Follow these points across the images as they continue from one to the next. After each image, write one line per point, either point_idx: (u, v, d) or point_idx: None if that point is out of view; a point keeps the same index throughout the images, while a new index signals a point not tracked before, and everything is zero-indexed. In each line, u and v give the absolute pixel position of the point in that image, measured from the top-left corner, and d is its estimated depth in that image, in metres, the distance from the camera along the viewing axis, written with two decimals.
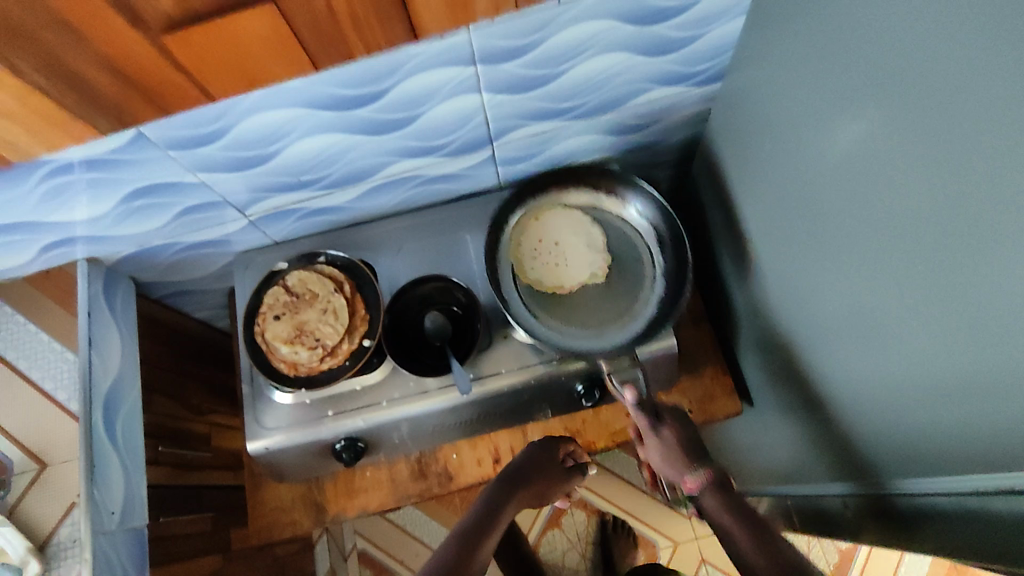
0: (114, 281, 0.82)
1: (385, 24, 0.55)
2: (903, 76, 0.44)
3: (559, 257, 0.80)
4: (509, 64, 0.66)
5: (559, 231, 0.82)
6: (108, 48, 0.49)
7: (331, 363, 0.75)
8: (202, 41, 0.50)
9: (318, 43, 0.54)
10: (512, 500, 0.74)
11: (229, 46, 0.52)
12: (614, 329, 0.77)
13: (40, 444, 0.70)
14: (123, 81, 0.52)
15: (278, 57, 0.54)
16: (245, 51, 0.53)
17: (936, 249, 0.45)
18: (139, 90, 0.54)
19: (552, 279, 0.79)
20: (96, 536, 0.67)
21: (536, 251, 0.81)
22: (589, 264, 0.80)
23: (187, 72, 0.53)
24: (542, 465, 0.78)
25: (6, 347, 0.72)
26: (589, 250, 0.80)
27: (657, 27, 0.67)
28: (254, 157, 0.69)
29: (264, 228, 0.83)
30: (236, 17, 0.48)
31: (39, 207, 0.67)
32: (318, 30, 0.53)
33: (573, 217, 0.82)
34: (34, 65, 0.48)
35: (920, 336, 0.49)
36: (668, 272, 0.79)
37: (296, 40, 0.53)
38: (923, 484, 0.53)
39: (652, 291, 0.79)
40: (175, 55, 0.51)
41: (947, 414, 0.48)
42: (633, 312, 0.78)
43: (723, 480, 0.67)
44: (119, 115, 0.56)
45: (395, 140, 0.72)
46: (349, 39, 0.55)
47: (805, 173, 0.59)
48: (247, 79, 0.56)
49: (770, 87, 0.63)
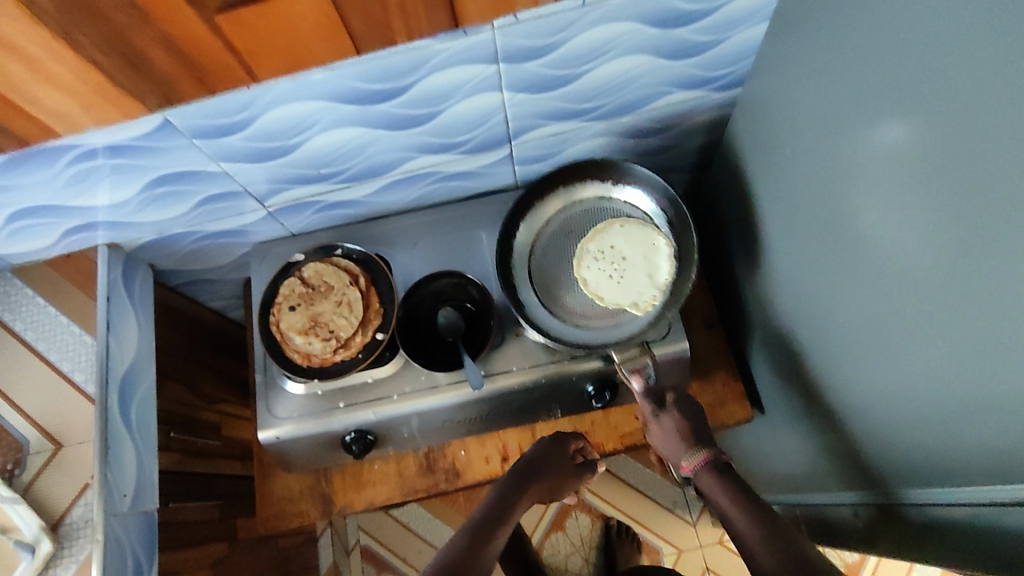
0: (132, 267, 0.83)
1: (428, 12, 0.57)
2: (925, 85, 0.44)
3: (619, 273, 0.77)
4: (531, 63, 0.66)
5: (629, 245, 0.78)
6: (167, 25, 0.52)
7: (343, 355, 0.75)
8: (255, 22, 0.53)
9: (364, 28, 0.57)
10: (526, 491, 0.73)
11: (280, 27, 0.54)
12: (630, 317, 0.76)
13: (55, 425, 0.71)
14: (177, 59, 0.55)
15: (327, 39, 0.57)
16: (294, 32, 0.55)
17: (954, 258, 0.45)
18: (193, 68, 0.57)
19: (604, 287, 0.77)
20: (108, 518, 0.68)
21: (597, 254, 0.78)
22: (642, 293, 0.76)
23: (238, 52, 0.56)
24: (555, 462, 0.79)
25: (27, 328, 0.74)
26: (649, 281, 0.76)
27: (678, 31, 0.67)
28: (276, 149, 0.70)
29: (281, 220, 0.84)
30: None
31: (63, 190, 0.69)
32: (366, 16, 0.56)
33: (649, 235, 0.78)
34: (97, 39, 0.52)
35: (935, 344, 0.49)
36: (681, 249, 0.77)
37: (343, 24, 0.56)
38: (938, 495, 0.53)
39: (665, 276, 0.77)
40: (228, 36, 0.54)
41: (962, 424, 0.48)
42: (647, 297, 0.76)
43: (722, 462, 0.69)
44: (168, 94, 0.59)
45: (415, 135, 0.73)
46: (394, 25, 0.57)
47: (823, 180, 0.59)
48: (293, 61, 0.59)
49: (789, 94, 0.63)
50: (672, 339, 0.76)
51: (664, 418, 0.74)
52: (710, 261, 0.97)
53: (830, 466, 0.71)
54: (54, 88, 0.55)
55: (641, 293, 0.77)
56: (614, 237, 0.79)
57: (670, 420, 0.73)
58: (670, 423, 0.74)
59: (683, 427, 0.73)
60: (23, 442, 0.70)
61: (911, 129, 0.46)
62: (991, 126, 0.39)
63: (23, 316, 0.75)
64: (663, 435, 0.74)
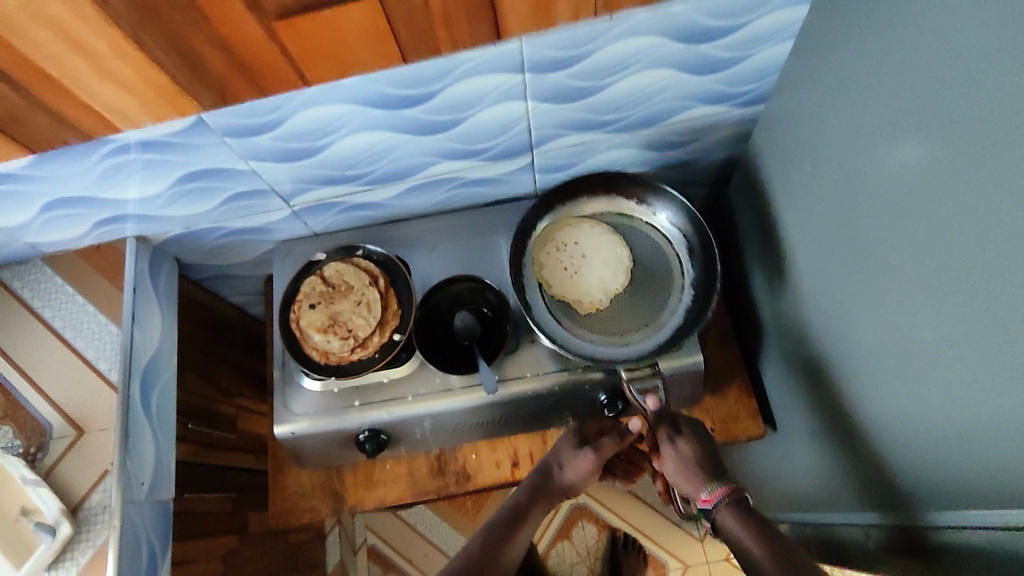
0: (159, 260, 0.85)
1: (473, 22, 0.58)
2: (951, 108, 0.44)
3: (574, 268, 0.79)
4: (558, 74, 0.67)
5: (591, 244, 0.80)
6: (224, 29, 0.53)
7: (361, 355, 0.76)
8: (307, 28, 0.54)
9: (411, 36, 0.58)
10: (542, 505, 0.71)
11: (331, 35, 0.56)
12: (639, 338, 0.76)
13: (78, 412, 0.73)
14: (232, 59, 0.56)
15: (373, 46, 0.58)
16: (343, 40, 0.57)
17: (977, 281, 0.45)
18: (245, 71, 0.58)
19: (553, 275, 0.79)
20: (126, 505, 0.69)
21: (560, 244, 0.81)
22: (589, 293, 0.78)
23: (291, 57, 0.58)
24: (579, 479, 0.75)
25: (55, 316, 0.77)
26: (599, 284, 0.78)
27: (705, 46, 0.68)
28: (304, 150, 0.71)
29: (305, 219, 0.85)
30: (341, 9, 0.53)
31: (96, 183, 0.71)
32: (414, 26, 0.57)
33: (614, 244, 0.80)
34: (157, 40, 0.53)
35: (955, 367, 0.48)
36: (698, 288, 0.78)
37: (392, 34, 0.57)
38: (955, 519, 0.52)
39: (680, 303, 0.78)
40: (282, 41, 0.55)
41: (980, 448, 0.48)
42: (658, 324, 0.77)
43: (741, 496, 0.63)
44: (223, 94, 0.61)
45: (440, 141, 0.74)
46: (439, 37, 0.59)
47: (845, 199, 0.59)
48: (340, 65, 0.60)
49: (813, 111, 0.63)
50: (688, 351, 0.76)
51: (680, 443, 0.70)
52: (727, 275, 0.97)
53: (845, 486, 0.71)
54: (94, 85, 0.57)
55: (651, 312, 0.77)
56: (581, 236, 0.81)
57: (686, 448, 0.69)
58: (685, 449, 0.70)
59: (698, 456, 0.69)
60: (47, 426, 0.72)
61: (935, 152, 0.46)
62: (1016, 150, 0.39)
63: (52, 302, 0.78)
64: (674, 465, 0.69)
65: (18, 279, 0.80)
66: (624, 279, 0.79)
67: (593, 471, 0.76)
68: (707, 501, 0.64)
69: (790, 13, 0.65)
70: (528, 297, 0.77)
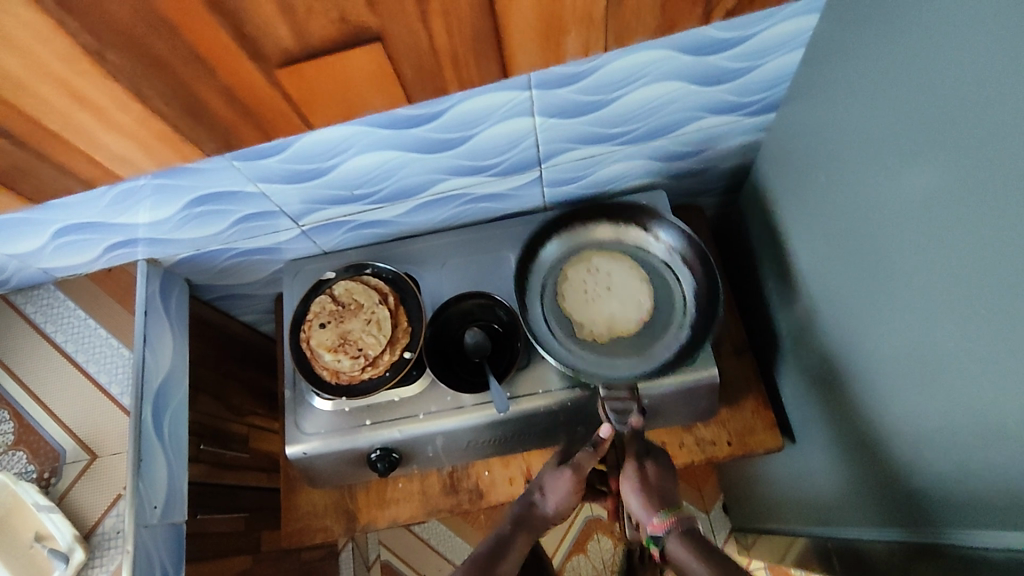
0: (169, 282, 0.85)
1: (481, 63, 0.59)
2: (968, 116, 0.43)
3: (593, 295, 0.79)
4: (565, 89, 0.67)
5: (622, 283, 0.79)
6: (229, 78, 0.54)
7: (371, 374, 0.76)
8: (312, 74, 0.55)
9: (418, 78, 0.59)
10: (524, 537, 0.69)
11: (337, 80, 0.57)
12: (625, 364, 0.75)
13: (92, 437, 0.73)
14: (236, 106, 0.57)
15: (381, 87, 0.59)
16: (350, 84, 0.57)
17: (997, 294, 0.43)
18: (249, 114, 0.59)
19: (576, 290, 0.79)
20: (139, 529, 0.69)
21: (592, 268, 0.80)
22: (592, 321, 0.77)
23: (294, 101, 0.58)
24: (563, 505, 0.71)
25: (67, 340, 0.77)
26: (608, 317, 0.77)
27: (712, 58, 0.67)
28: (313, 171, 0.71)
29: (314, 238, 0.85)
30: (345, 54, 0.53)
31: (107, 208, 0.71)
32: (420, 67, 0.57)
33: (642, 291, 0.78)
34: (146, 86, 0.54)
35: (975, 382, 0.47)
36: (698, 324, 0.76)
37: (397, 74, 0.57)
38: (978, 537, 0.51)
39: (675, 338, 0.76)
40: (286, 87, 0.56)
41: (1000, 469, 0.47)
42: (651, 352, 0.75)
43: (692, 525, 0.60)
44: (227, 138, 0.62)
45: (447, 158, 0.74)
46: (446, 77, 0.59)
47: (859, 210, 0.58)
48: (348, 107, 0.61)
49: (824, 121, 0.62)
50: (701, 365, 0.75)
51: (645, 467, 0.67)
52: (741, 285, 0.96)
53: (864, 501, 0.68)
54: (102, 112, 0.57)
55: (647, 343, 0.76)
56: (616, 268, 0.80)
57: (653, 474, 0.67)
58: (651, 472, 0.67)
59: (659, 480, 0.67)
60: (60, 452, 0.72)
61: (954, 162, 0.45)
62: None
63: (64, 326, 0.79)
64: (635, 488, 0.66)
65: (31, 304, 0.80)
66: (633, 327, 0.77)
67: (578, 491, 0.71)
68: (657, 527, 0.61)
69: (800, 21, 0.64)
70: (531, 303, 0.79)
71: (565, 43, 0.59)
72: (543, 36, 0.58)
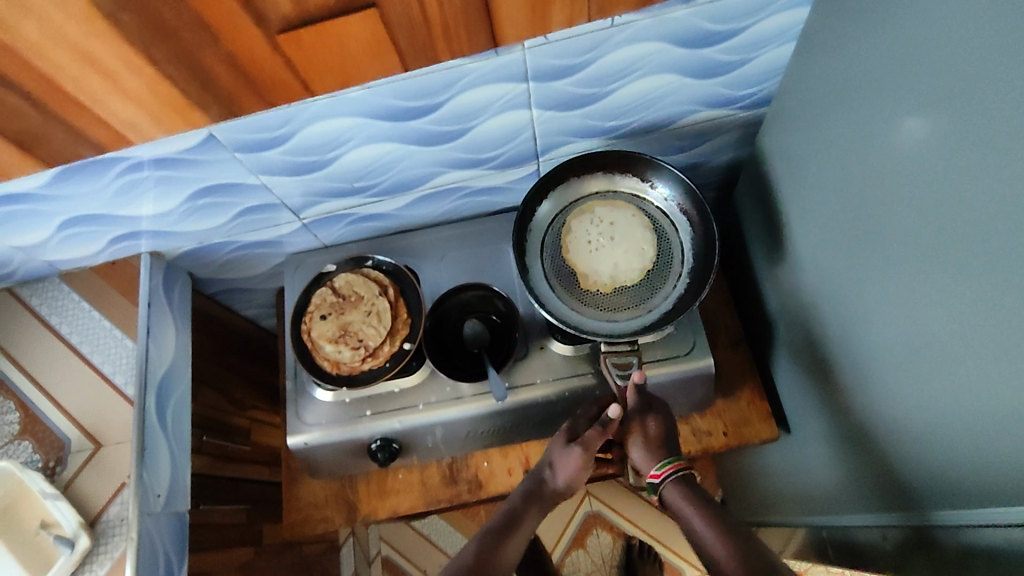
0: (172, 276, 0.87)
1: (473, 32, 0.57)
2: (956, 102, 0.44)
3: (598, 245, 0.79)
4: (561, 82, 0.68)
5: (625, 231, 0.79)
6: (231, 46, 0.53)
7: (371, 364, 0.77)
8: (310, 41, 0.54)
9: (414, 47, 0.57)
10: (536, 510, 0.70)
11: (333, 48, 0.55)
12: (626, 317, 0.75)
13: (96, 426, 0.74)
14: (236, 72, 0.56)
15: (377, 57, 0.57)
16: (347, 52, 0.56)
17: (991, 272, 0.44)
18: (250, 84, 0.57)
19: (578, 243, 0.79)
20: (143, 517, 0.70)
21: (595, 218, 0.80)
22: (597, 271, 0.77)
23: (295, 69, 0.57)
24: (574, 477, 0.72)
25: (72, 332, 0.79)
26: (612, 269, 0.77)
27: (706, 50, 0.68)
28: (314, 163, 0.72)
29: (315, 231, 0.86)
30: (342, 20, 0.52)
31: (111, 201, 0.72)
32: (415, 37, 0.56)
33: (645, 240, 0.78)
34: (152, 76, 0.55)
35: (965, 363, 0.48)
36: (694, 274, 0.76)
37: (392, 44, 0.56)
38: (969, 517, 0.52)
39: (673, 289, 0.76)
40: (286, 54, 0.55)
41: (990, 446, 0.48)
42: (649, 305, 0.76)
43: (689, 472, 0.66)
44: (230, 107, 0.60)
45: (446, 151, 0.75)
46: (440, 47, 0.58)
47: (850, 198, 0.59)
48: (344, 76, 0.59)
49: (816, 112, 0.63)
50: (697, 354, 0.76)
51: (646, 423, 0.71)
52: (736, 277, 0.97)
53: (860, 487, 0.69)
54: (110, 102, 0.58)
55: (646, 286, 0.76)
56: (619, 217, 0.79)
57: (655, 429, 0.70)
58: (653, 428, 0.71)
59: (661, 434, 0.70)
60: (65, 441, 0.73)
61: (943, 146, 0.46)
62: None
63: (68, 319, 0.80)
64: (638, 446, 0.70)
65: (37, 297, 0.82)
66: (637, 276, 0.77)
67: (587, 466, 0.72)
68: (656, 476, 0.67)
69: (791, 14, 0.66)
70: (528, 262, 0.79)
71: (553, 16, 0.57)
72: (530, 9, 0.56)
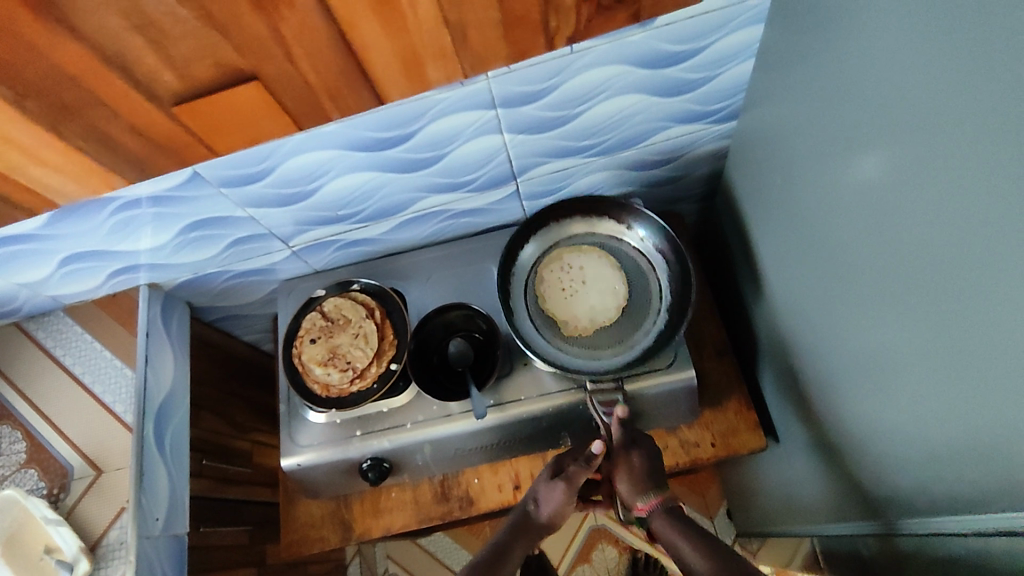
0: (170, 305, 0.90)
1: (355, 93, 0.60)
2: (895, 114, 0.45)
3: (571, 290, 0.80)
4: (529, 106, 0.70)
5: (594, 276, 0.80)
6: (132, 117, 0.56)
7: (360, 385, 0.80)
8: (205, 110, 0.57)
9: (303, 107, 0.60)
10: (523, 542, 0.71)
11: (228, 115, 0.58)
12: (609, 354, 0.77)
13: (98, 454, 0.77)
14: (140, 141, 0.59)
15: (274, 120, 0.60)
16: (243, 117, 0.59)
17: (938, 282, 0.44)
18: (157, 147, 0.60)
19: (551, 290, 0.80)
20: (142, 540, 0.72)
21: (564, 265, 0.81)
22: (575, 317, 0.79)
23: (195, 134, 0.60)
24: (557, 513, 0.73)
25: (75, 363, 0.82)
26: (588, 312, 0.79)
27: (670, 70, 0.70)
28: (298, 194, 0.75)
29: (305, 258, 0.89)
30: (229, 92, 0.55)
31: (109, 237, 0.76)
32: (300, 97, 0.58)
33: (616, 279, 0.80)
34: None
35: (922, 370, 0.49)
36: (673, 308, 0.78)
37: (281, 105, 0.59)
38: (933, 524, 0.52)
39: (653, 325, 0.78)
40: (183, 121, 0.58)
41: (951, 456, 0.48)
42: (632, 342, 0.77)
43: (673, 506, 0.67)
44: (144, 169, 0.63)
45: (424, 177, 0.77)
46: (328, 108, 0.60)
47: (811, 208, 0.60)
48: (247, 137, 0.62)
49: (778, 125, 0.64)
50: (678, 367, 0.77)
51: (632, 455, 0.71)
52: (722, 288, 0.98)
53: (839, 497, 0.70)
54: None
55: (625, 328, 0.78)
56: (587, 261, 0.81)
57: (638, 461, 0.71)
58: (637, 461, 0.71)
59: (646, 468, 0.70)
60: (69, 468, 0.76)
61: (885, 156, 0.47)
62: (965, 147, 0.40)
63: (72, 350, 0.83)
64: (625, 476, 0.71)
65: (42, 330, 0.85)
66: (613, 316, 0.78)
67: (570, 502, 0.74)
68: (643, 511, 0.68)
69: (748, 32, 0.67)
70: (513, 304, 0.81)
71: (429, 74, 0.60)
72: (408, 66, 0.58)
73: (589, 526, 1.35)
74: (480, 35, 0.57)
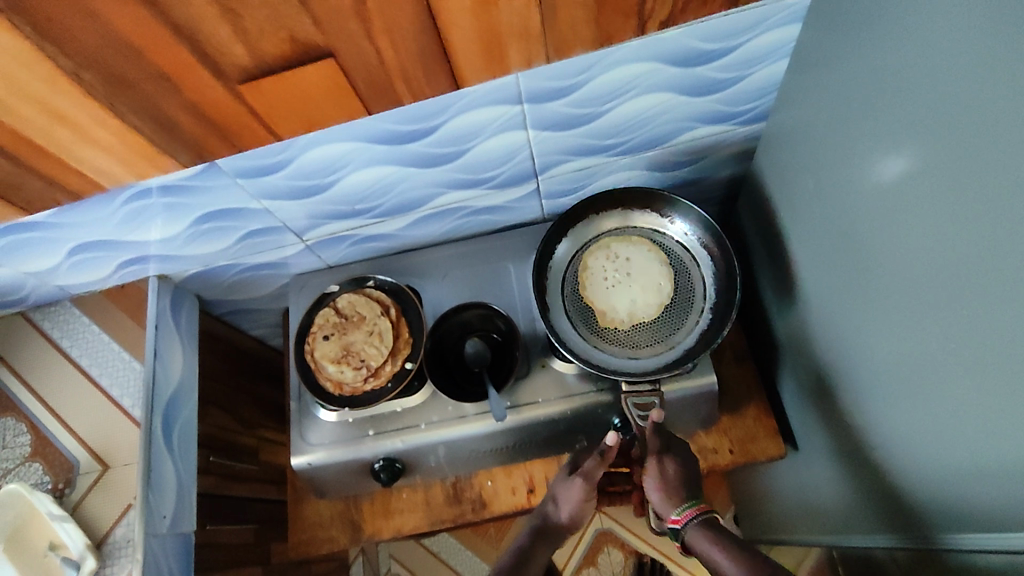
0: (180, 297, 0.88)
1: (429, 73, 0.60)
2: (940, 120, 0.44)
3: (614, 282, 0.79)
4: (555, 103, 0.69)
5: (641, 268, 0.79)
6: (194, 95, 0.56)
7: (374, 384, 0.77)
8: (272, 88, 0.57)
9: (372, 91, 0.60)
10: (545, 548, 0.71)
11: (298, 95, 0.59)
12: (649, 354, 0.75)
13: (105, 448, 0.75)
14: (202, 120, 0.60)
15: (339, 102, 0.61)
16: (311, 99, 0.60)
17: (981, 291, 0.43)
18: (216, 129, 0.61)
19: (595, 283, 0.79)
20: (149, 538, 0.70)
21: (610, 254, 0.80)
22: (615, 310, 0.77)
23: (258, 115, 0.61)
24: (578, 512, 0.71)
25: (82, 354, 0.80)
26: (630, 305, 0.77)
27: (701, 69, 0.69)
28: (314, 187, 0.74)
29: (319, 253, 0.88)
30: (301, 70, 0.56)
31: (119, 226, 0.74)
32: (372, 80, 0.59)
33: (662, 275, 0.78)
34: (148, 107, 0.57)
35: (963, 382, 0.47)
36: (716, 310, 0.76)
37: (351, 87, 0.59)
38: (972, 540, 0.50)
39: (694, 325, 0.76)
40: (247, 100, 0.58)
41: (993, 472, 0.46)
42: (671, 342, 0.75)
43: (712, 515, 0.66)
44: (198, 151, 0.64)
45: (445, 172, 0.76)
46: (397, 90, 0.61)
47: (844, 214, 0.59)
48: (308, 119, 0.63)
49: (810, 127, 0.63)
50: (699, 372, 0.76)
51: (665, 462, 0.71)
52: (741, 292, 0.96)
53: (864, 508, 0.68)
54: (111, 132, 0.59)
55: (666, 330, 0.76)
56: (634, 253, 0.79)
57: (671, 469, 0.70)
58: (670, 468, 0.71)
59: (681, 477, 0.70)
60: (74, 462, 0.74)
61: (929, 161, 0.46)
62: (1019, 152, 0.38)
63: (79, 341, 0.81)
64: (656, 481, 0.71)
65: (48, 320, 0.84)
66: (654, 314, 0.77)
67: (590, 500, 0.72)
68: (677, 521, 0.66)
69: (784, 32, 0.66)
70: (550, 301, 0.79)
71: (508, 56, 0.61)
72: (484, 49, 0.59)
73: (594, 530, 1.34)
74: (563, 13, 0.57)
